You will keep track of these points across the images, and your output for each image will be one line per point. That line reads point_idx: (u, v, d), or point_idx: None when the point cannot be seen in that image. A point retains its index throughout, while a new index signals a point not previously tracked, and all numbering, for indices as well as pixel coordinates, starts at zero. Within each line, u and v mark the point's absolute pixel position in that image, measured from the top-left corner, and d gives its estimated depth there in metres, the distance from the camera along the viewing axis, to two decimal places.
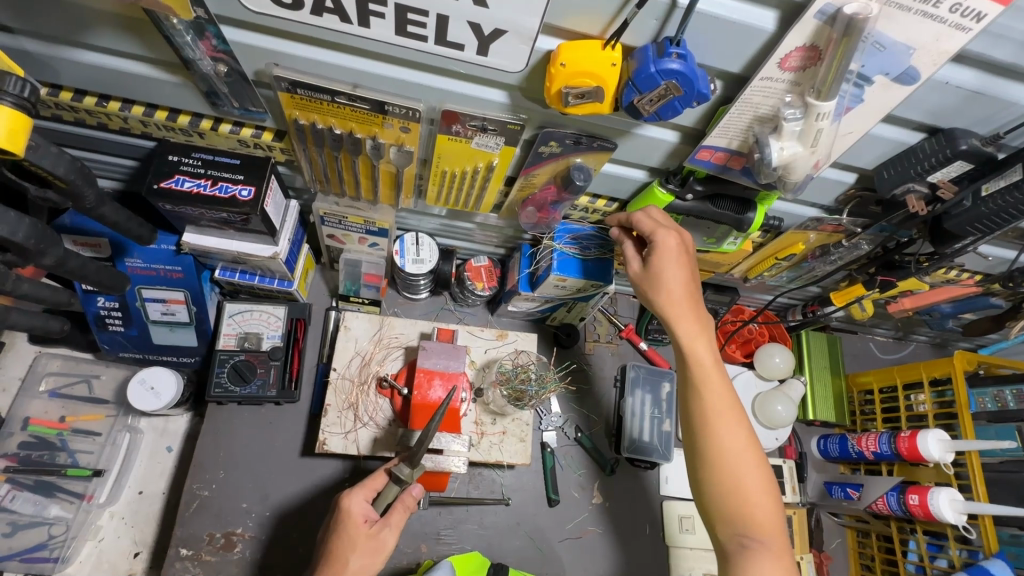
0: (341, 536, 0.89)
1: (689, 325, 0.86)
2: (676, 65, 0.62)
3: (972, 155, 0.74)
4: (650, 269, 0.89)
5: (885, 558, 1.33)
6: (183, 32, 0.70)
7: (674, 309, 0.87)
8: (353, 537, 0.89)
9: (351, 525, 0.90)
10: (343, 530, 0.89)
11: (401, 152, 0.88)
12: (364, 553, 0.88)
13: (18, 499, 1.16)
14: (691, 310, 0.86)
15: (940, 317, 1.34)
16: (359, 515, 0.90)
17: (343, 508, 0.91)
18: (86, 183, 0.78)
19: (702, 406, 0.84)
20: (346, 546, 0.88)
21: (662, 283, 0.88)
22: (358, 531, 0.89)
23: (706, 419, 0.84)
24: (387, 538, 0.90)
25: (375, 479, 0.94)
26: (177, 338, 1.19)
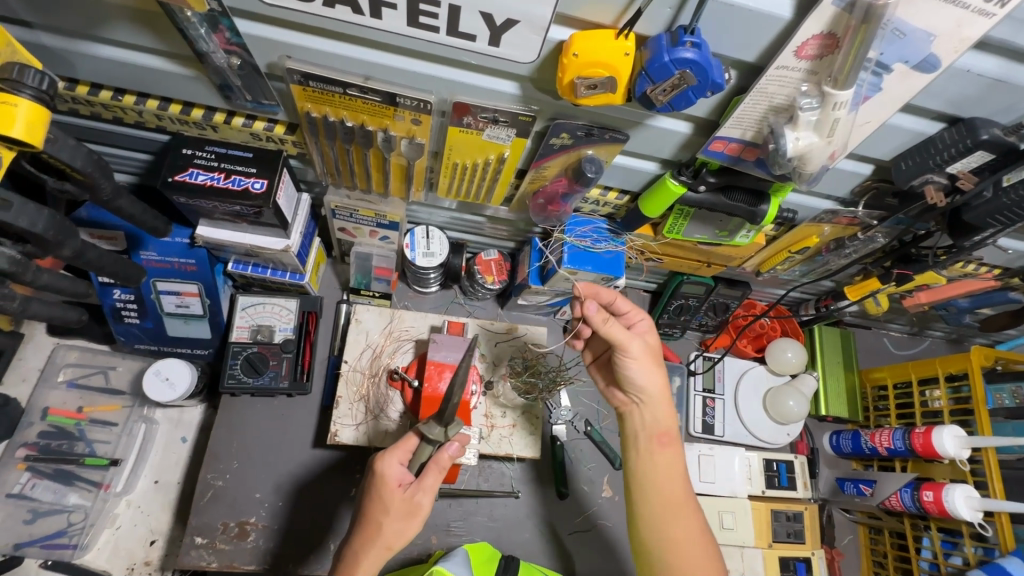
0: (374, 499, 0.86)
1: (666, 419, 0.93)
2: (690, 54, 0.61)
3: (993, 144, 0.72)
4: (644, 352, 0.91)
5: (898, 554, 1.31)
6: (197, 25, 0.71)
7: (655, 400, 0.93)
8: (387, 500, 0.85)
9: (385, 488, 0.86)
10: (376, 494, 0.86)
11: (412, 144, 0.88)
12: (398, 516, 0.85)
13: (38, 487, 1.19)
14: (668, 402, 0.94)
15: (957, 312, 1.32)
16: (392, 477, 0.86)
17: (376, 471, 0.87)
18: (103, 176, 0.79)
19: (674, 498, 0.90)
20: (379, 509, 0.85)
21: (652, 371, 0.92)
22: (391, 494, 0.85)
23: (677, 511, 0.89)
24: (422, 501, 0.86)
25: (409, 440, 0.89)
26: (192, 329, 1.21)
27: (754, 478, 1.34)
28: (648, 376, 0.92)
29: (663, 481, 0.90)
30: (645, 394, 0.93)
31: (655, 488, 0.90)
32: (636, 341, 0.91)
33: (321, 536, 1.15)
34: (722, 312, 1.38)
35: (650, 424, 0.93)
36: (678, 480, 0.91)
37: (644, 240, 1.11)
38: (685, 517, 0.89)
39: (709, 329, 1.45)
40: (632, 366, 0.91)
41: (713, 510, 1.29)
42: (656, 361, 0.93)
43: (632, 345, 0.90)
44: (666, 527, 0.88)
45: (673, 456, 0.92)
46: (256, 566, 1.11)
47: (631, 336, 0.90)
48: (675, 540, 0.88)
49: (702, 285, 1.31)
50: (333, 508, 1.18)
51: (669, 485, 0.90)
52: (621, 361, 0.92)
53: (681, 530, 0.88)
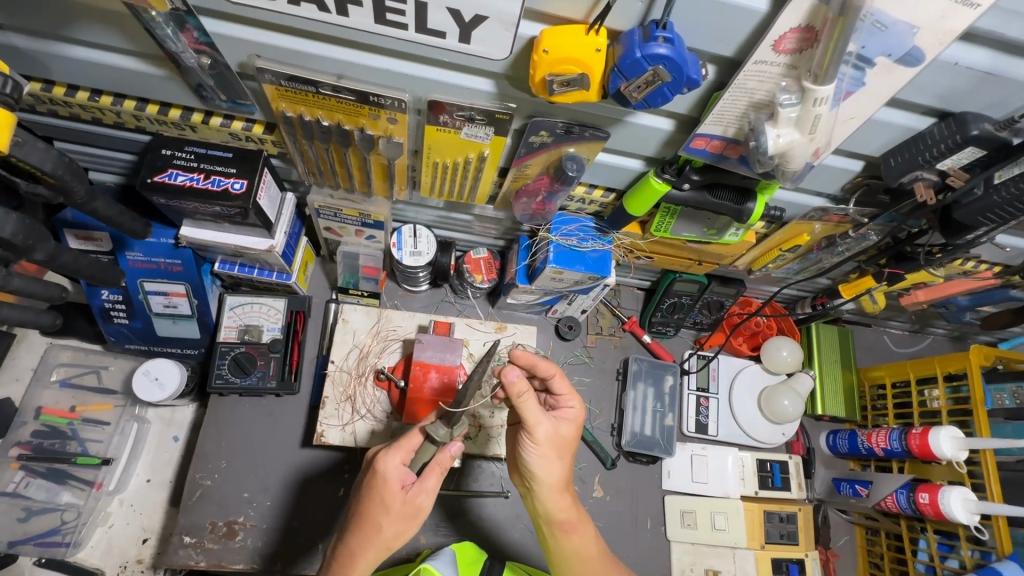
0: (374, 499, 0.81)
1: (561, 506, 0.87)
2: (663, 49, 0.59)
3: (984, 140, 0.69)
4: (550, 437, 0.83)
5: (895, 556, 1.29)
6: (163, 25, 0.70)
7: (554, 489, 0.86)
8: (388, 502, 0.80)
9: (386, 489, 0.80)
10: (377, 494, 0.80)
11: (390, 143, 0.87)
12: (398, 518, 0.81)
13: (32, 486, 1.19)
14: (565, 490, 0.87)
15: (957, 310, 1.29)
16: (393, 478, 0.80)
17: (378, 471, 0.81)
18: (76, 179, 0.80)
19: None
20: (380, 511, 0.80)
21: (553, 459, 0.85)
22: (393, 497, 0.80)
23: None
24: (422, 502, 0.82)
25: (412, 438, 0.83)
26: (180, 330, 1.21)
27: (747, 479, 1.33)
28: (546, 465, 0.84)
29: (578, 560, 0.90)
30: (542, 483, 0.85)
31: (568, 566, 0.91)
32: (545, 423, 0.82)
33: (309, 535, 1.15)
34: (717, 310, 1.36)
35: (546, 511, 0.87)
36: (591, 557, 0.90)
37: (632, 238, 1.09)
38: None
39: (704, 327, 1.43)
40: (530, 451, 0.84)
41: (705, 511, 1.29)
42: (562, 447, 0.86)
43: (538, 428, 0.82)
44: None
45: (580, 538, 0.89)
46: (245, 566, 1.12)
47: (542, 417, 0.82)
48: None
49: (695, 283, 1.28)
50: (321, 508, 1.18)
51: (583, 563, 0.90)
52: (523, 444, 0.84)
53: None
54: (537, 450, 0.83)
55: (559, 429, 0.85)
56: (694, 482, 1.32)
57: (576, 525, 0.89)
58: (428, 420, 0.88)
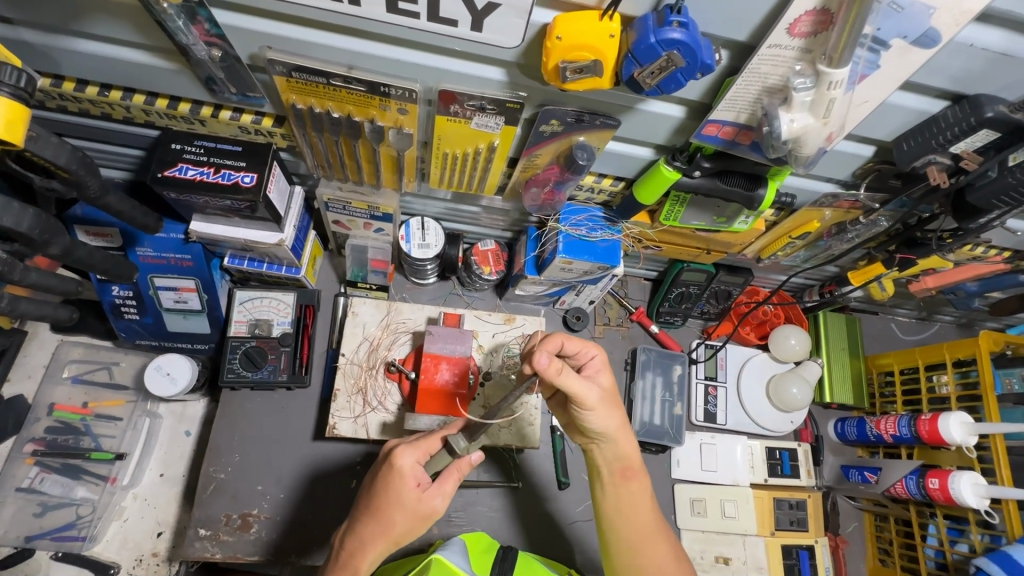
0: (388, 494, 0.81)
1: (628, 450, 0.90)
2: (677, 34, 0.59)
3: (998, 122, 0.69)
4: (601, 397, 0.84)
5: (903, 542, 1.30)
6: (175, 17, 0.69)
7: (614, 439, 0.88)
8: (403, 498, 0.81)
9: (402, 485, 0.81)
10: (391, 490, 0.81)
11: (400, 134, 0.87)
12: (410, 516, 0.81)
13: (47, 481, 1.21)
14: (627, 437, 0.90)
15: (965, 296, 1.29)
16: (410, 475, 0.81)
17: (395, 466, 0.82)
18: (90, 173, 0.80)
19: (646, 527, 0.91)
20: (394, 506, 0.81)
21: (610, 413, 0.86)
22: (409, 493, 0.81)
23: (651, 536, 0.91)
24: (435, 505, 0.82)
25: (431, 441, 0.84)
26: (190, 325, 1.21)
27: (756, 467, 1.33)
28: (606, 420, 0.86)
29: (639, 513, 0.91)
30: (605, 436, 0.87)
31: (625, 521, 0.91)
32: (592, 388, 0.82)
33: (323, 527, 1.16)
34: (725, 299, 1.36)
35: (614, 458, 0.90)
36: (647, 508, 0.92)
37: (641, 228, 1.09)
38: (656, 543, 0.91)
39: (711, 317, 1.42)
40: (590, 414, 0.84)
41: (714, 499, 1.29)
42: (612, 404, 0.87)
43: (588, 393, 0.82)
44: (641, 551, 0.91)
45: (638, 488, 0.92)
46: (259, 557, 1.12)
47: (583, 383, 0.81)
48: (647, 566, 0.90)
49: (703, 272, 1.28)
50: (334, 500, 1.19)
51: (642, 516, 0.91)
52: (580, 408, 0.84)
53: (656, 555, 0.91)
54: (594, 414, 0.84)
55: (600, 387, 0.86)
56: (704, 470, 1.32)
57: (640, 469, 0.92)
58: (451, 426, 0.89)
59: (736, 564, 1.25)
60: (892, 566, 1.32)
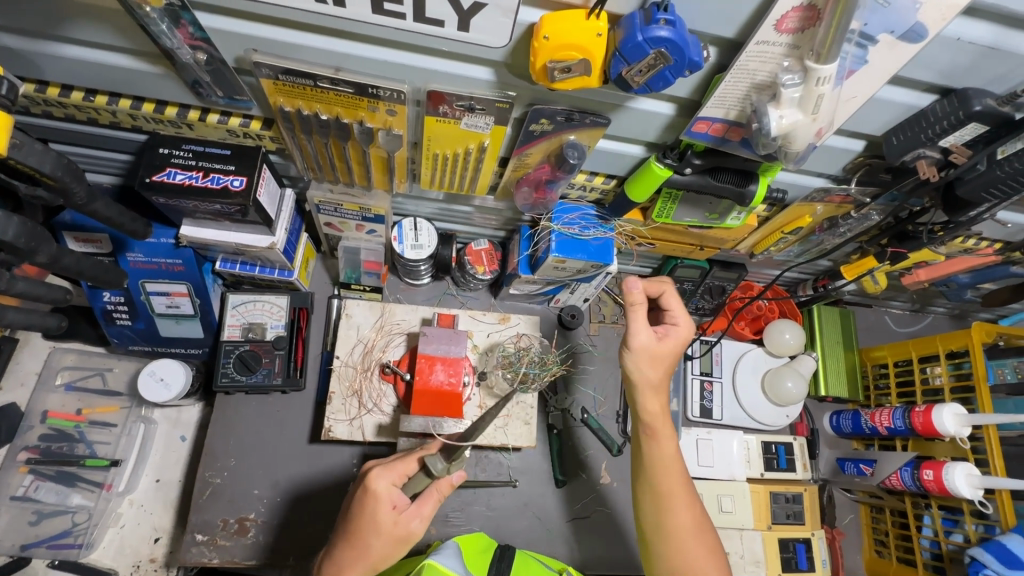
0: (365, 516, 0.81)
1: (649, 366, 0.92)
2: (664, 32, 0.59)
3: (986, 116, 0.70)
4: (646, 348, 0.91)
5: (899, 532, 1.31)
6: (158, 21, 0.69)
7: (650, 390, 0.93)
8: (378, 520, 0.81)
9: (378, 508, 0.81)
10: (368, 512, 0.81)
11: (389, 135, 0.86)
12: (388, 540, 0.81)
13: (42, 489, 1.20)
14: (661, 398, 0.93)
15: (958, 288, 1.30)
16: (385, 498, 0.82)
17: (370, 489, 0.82)
18: (75, 180, 0.80)
19: (665, 484, 0.90)
20: (370, 529, 0.81)
21: (651, 367, 0.92)
22: (384, 516, 0.81)
23: (671, 496, 0.90)
24: (412, 527, 0.83)
25: (408, 463, 0.84)
26: (183, 329, 1.21)
27: (752, 461, 1.33)
28: (647, 371, 0.92)
29: (662, 468, 0.91)
30: (640, 387, 0.93)
31: (648, 476, 0.92)
32: (644, 335, 0.90)
33: (321, 530, 1.16)
34: (719, 295, 1.38)
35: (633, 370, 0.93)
36: (668, 462, 0.91)
37: (634, 225, 1.09)
38: (682, 505, 0.89)
39: (706, 312, 1.43)
40: (630, 360, 0.92)
41: (712, 494, 1.29)
42: (663, 359, 0.92)
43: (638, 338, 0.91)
44: (665, 511, 0.89)
45: (664, 446, 0.92)
46: (257, 561, 1.12)
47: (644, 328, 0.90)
48: (674, 527, 0.88)
49: (697, 269, 1.28)
50: (331, 503, 1.18)
51: (663, 470, 0.91)
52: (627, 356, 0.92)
53: (680, 517, 0.89)
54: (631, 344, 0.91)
55: (658, 343, 0.92)
56: (702, 465, 1.32)
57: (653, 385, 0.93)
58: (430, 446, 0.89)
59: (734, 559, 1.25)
60: (888, 557, 1.33)
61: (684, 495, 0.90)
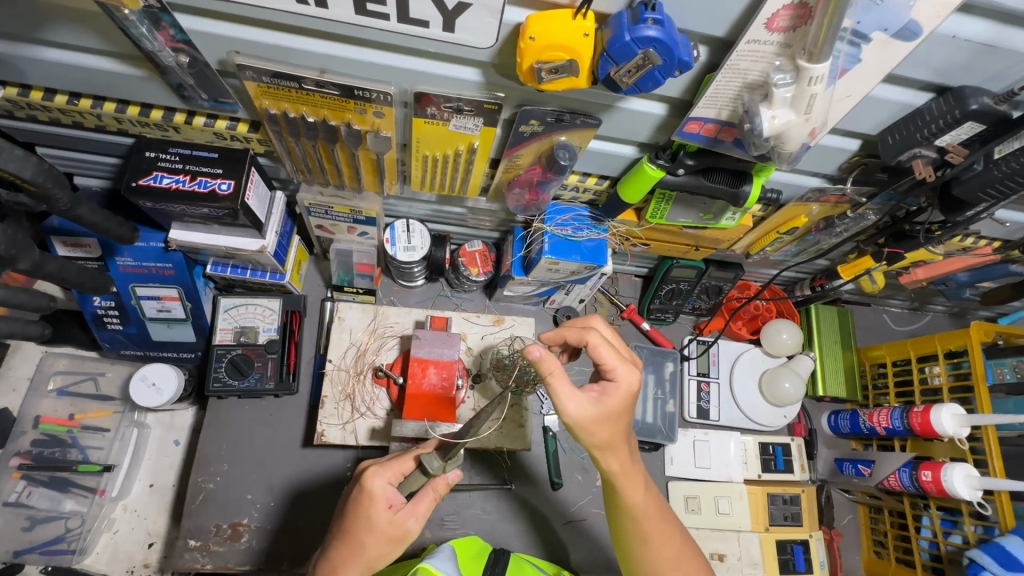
0: (360, 515, 0.80)
1: (604, 433, 0.77)
2: (652, 32, 0.57)
3: (983, 114, 0.68)
4: (585, 417, 0.75)
5: (898, 533, 1.30)
6: (138, 24, 0.68)
7: (606, 450, 0.79)
8: (373, 519, 0.79)
9: (373, 507, 0.79)
10: (363, 511, 0.80)
11: (377, 138, 0.85)
12: (382, 539, 0.79)
13: (34, 495, 1.19)
14: (623, 449, 0.81)
15: (956, 287, 1.28)
16: (381, 496, 0.80)
17: (365, 488, 0.80)
18: (58, 186, 0.80)
19: (642, 528, 0.85)
20: (365, 528, 0.79)
21: (602, 431, 0.77)
22: (379, 515, 0.79)
23: (651, 537, 0.86)
24: (409, 526, 0.80)
25: (404, 462, 0.82)
26: (174, 333, 1.19)
27: (750, 462, 1.33)
28: (597, 437, 0.77)
29: (638, 513, 0.84)
30: (597, 449, 0.79)
31: (623, 520, 0.86)
32: (578, 403, 0.75)
33: (315, 534, 1.15)
34: (716, 295, 1.34)
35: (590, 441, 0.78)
36: (641, 506, 0.84)
37: (628, 226, 1.08)
38: (666, 538, 0.86)
39: (703, 312, 1.41)
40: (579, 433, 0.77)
41: (708, 496, 1.28)
42: (614, 417, 0.77)
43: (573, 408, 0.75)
44: (646, 550, 0.86)
45: (634, 494, 0.83)
46: (251, 566, 1.11)
47: (575, 393, 0.74)
48: (657, 562, 0.86)
49: (693, 269, 1.27)
50: (325, 507, 1.17)
51: (639, 515, 0.84)
52: (572, 427, 0.77)
53: (664, 551, 0.86)
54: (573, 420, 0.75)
55: (598, 404, 0.76)
56: (699, 467, 1.31)
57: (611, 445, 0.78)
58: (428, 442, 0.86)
59: (731, 561, 1.24)
60: (887, 558, 1.33)
61: (665, 530, 0.86)
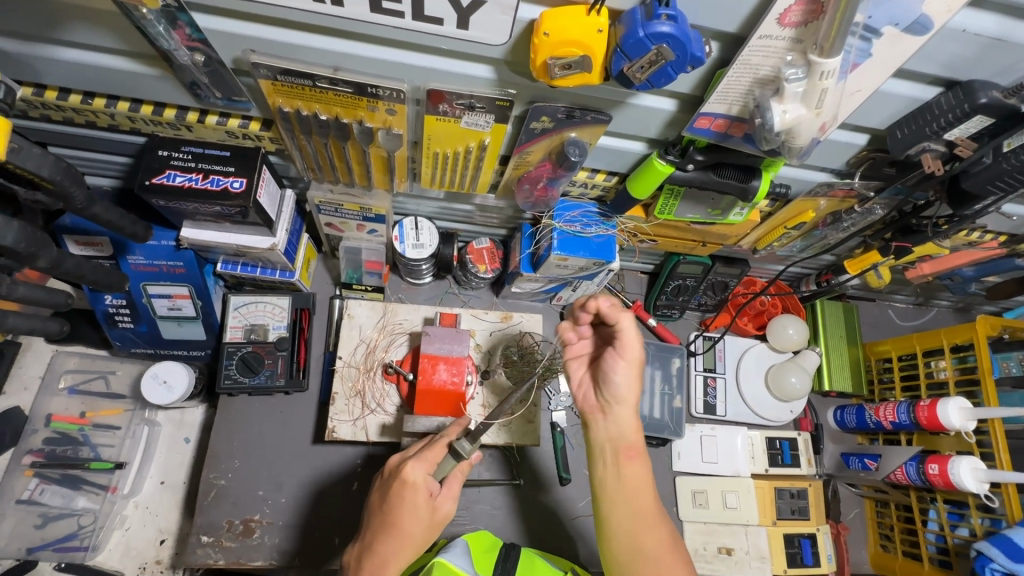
0: (406, 507, 0.80)
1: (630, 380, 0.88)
2: (666, 28, 0.58)
3: (992, 108, 0.69)
4: (640, 357, 0.89)
5: (905, 527, 1.31)
6: (155, 22, 0.68)
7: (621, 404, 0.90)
8: (418, 507, 0.81)
9: (418, 497, 0.81)
10: (408, 503, 0.81)
11: (389, 135, 0.86)
12: (429, 524, 0.82)
13: (47, 492, 1.20)
14: (636, 412, 0.91)
15: (962, 281, 1.29)
16: (423, 486, 0.81)
17: (405, 479, 0.81)
18: (75, 184, 0.81)
19: (637, 509, 0.86)
20: (411, 518, 0.81)
21: (639, 379, 0.89)
22: (425, 504, 0.81)
23: (643, 519, 0.86)
24: (447, 508, 0.85)
25: (437, 449, 0.85)
26: (185, 332, 1.20)
27: (756, 457, 1.33)
28: (630, 383, 0.89)
29: (632, 488, 0.87)
30: (620, 399, 0.89)
31: (614, 496, 0.88)
32: (638, 344, 0.88)
33: (326, 530, 1.16)
34: (722, 291, 1.34)
35: (613, 389, 0.89)
36: (638, 480, 0.88)
37: (635, 222, 1.08)
38: (652, 526, 0.86)
39: (709, 309, 1.42)
40: (621, 368, 0.88)
41: (715, 490, 1.29)
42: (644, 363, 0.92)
43: (632, 345, 0.87)
44: (633, 536, 0.85)
45: (637, 465, 0.89)
46: (262, 562, 1.12)
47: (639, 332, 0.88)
48: (645, 551, 0.84)
49: (699, 265, 1.28)
50: (335, 503, 1.18)
51: (633, 492, 0.87)
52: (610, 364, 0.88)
53: (652, 540, 0.85)
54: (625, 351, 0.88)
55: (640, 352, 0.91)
56: (706, 461, 1.32)
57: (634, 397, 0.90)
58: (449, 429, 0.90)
59: (738, 555, 1.25)
60: (893, 552, 1.33)
61: (654, 517, 0.86)
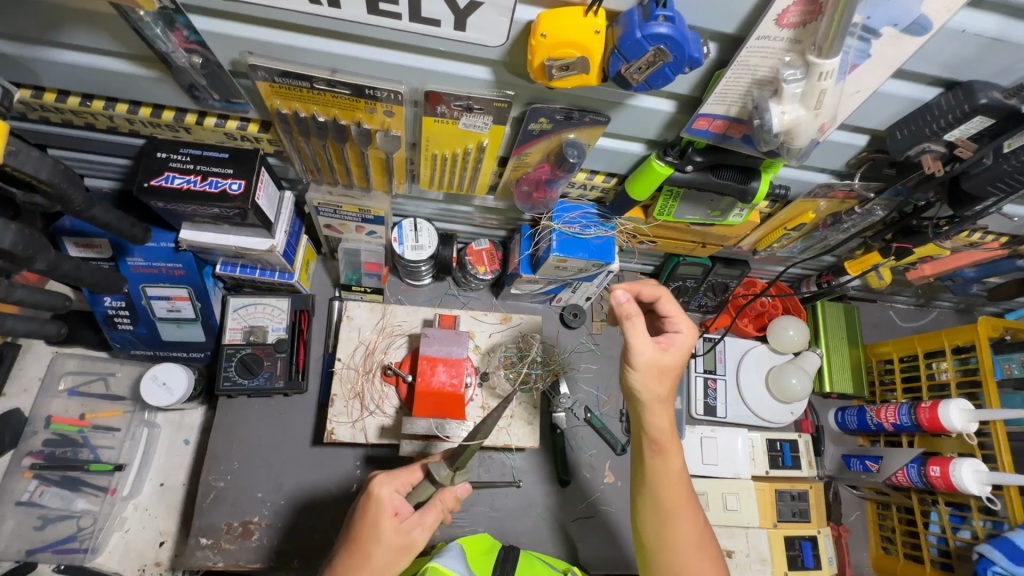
0: (366, 523, 0.81)
1: (652, 385, 0.82)
2: (664, 28, 0.58)
3: (992, 108, 0.68)
4: (653, 362, 0.81)
5: (906, 529, 1.30)
6: (152, 24, 0.68)
7: (657, 405, 0.84)
8: (380, 528, 0.81)
9: (379, 514, 0.81)
10: (370, 518, 0.82)
11: (387, 137, 0.86)
12: (388, 548, 0.80)
13: (46, 494, 1.20)
14: (666, 410, 0.84)
15: (964, 282, 1.29)
16: (387, 503, 0.82)
17: (373, 496, 0.83)
18: (72, 186, 0.81)
19: (670, 501, 0.85)
20: (371, 537, 0.80)
21: (657, 383, 0.82)
22: (386, 523, 0.81)
23: (674, 510, 0.85)
24: (414, 536, 0.82)
25: (412, 471, 0.86)
26: (185, 334, 1.20)
27: (757, 459, 1.33)
28: (649, 386, 0.82)
29: (667, 479, 0.85)
30: (645, 403, 0.84)
31: (649, 492, 0.86)
32: (646, 348, 0.80)
33: (326, 532, 1.16)
34: (722, 292, 1.34)
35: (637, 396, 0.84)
36: (675, 473, 0.85)
37: (635, 223, 1.08)
38: (685, 518, 0.85)
39: (709, 310, 1.42)
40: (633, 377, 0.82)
41: (716, 492, 1.28)
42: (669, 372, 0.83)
43: (639, 353, 0.80)
44: (666, 528, 0.85)
45: (672, 460, 0.86)
46: (261, 564, 1.12)
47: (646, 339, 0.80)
48: (676, 543, 0.84)
49: (699, 265, 1.27)
50: (334, 505, 1.18)
51: (670, 484, 0.85)
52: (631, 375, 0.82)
53: (681, 533, 0.85)
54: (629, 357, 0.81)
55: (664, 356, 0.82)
56: (706, 464, 1.31)
57: (658, 399, 0.83)
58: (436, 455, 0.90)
59: (739, 557, 1.24)
60: (895, 554, 1.32)
61: (689, 509, 0.86)
